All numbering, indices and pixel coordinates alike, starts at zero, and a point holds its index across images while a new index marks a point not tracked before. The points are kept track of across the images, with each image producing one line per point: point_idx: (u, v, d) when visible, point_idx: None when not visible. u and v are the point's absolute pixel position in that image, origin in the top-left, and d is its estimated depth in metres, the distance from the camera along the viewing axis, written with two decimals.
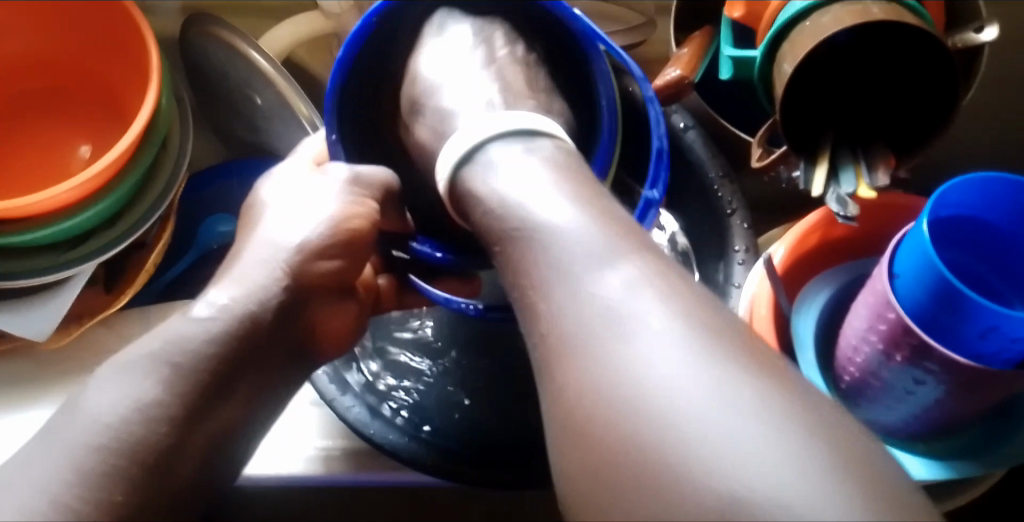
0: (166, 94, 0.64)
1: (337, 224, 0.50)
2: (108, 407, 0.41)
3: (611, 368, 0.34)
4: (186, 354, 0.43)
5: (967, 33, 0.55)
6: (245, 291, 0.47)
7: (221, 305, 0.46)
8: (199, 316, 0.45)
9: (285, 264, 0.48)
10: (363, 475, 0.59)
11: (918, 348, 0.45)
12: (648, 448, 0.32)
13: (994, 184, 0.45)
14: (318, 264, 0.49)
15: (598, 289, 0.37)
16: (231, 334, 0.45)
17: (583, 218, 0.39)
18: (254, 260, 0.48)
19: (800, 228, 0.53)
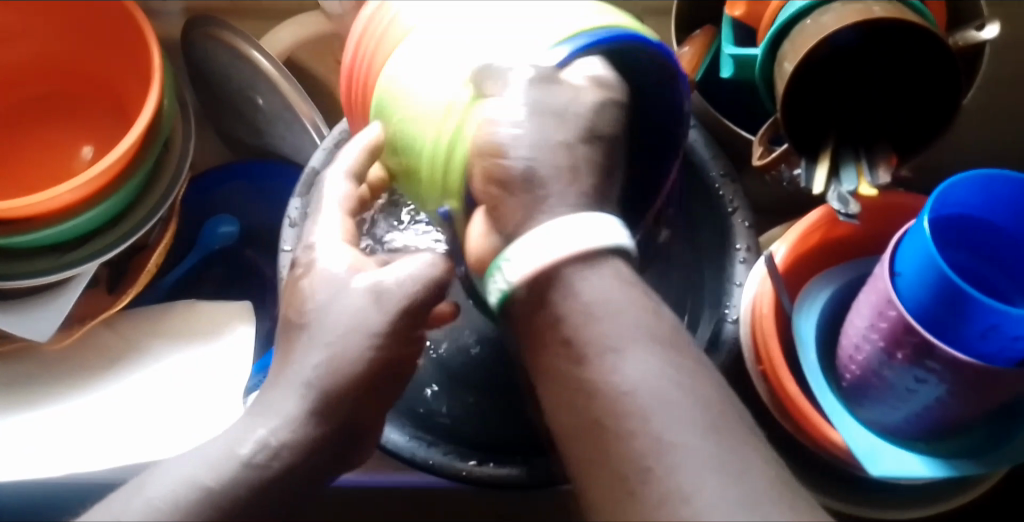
0: (168, 95, 0.64)
1: (405, 328, 0.44)
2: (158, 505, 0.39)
3: (623, 417, 0.36)
4: (233, 472, 0.40)
5: (967, 32, 0.55)
6: (292, 417, 0.41)
7: (264, 443, 0.40)
8: (245, 455, 0.40)
9: (353, 378, 0.41)
10: (366, 476, 0.59)
11: (920, 347, 0.45)
12: (640, 472, 0.35)
13: (996, 183, 0.45)
14: (395, 361, 0.42)
15: (618, 370, 0.36)
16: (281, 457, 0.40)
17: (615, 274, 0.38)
18: (306, 370, 0.41)
19: (801, 226, 0.53)
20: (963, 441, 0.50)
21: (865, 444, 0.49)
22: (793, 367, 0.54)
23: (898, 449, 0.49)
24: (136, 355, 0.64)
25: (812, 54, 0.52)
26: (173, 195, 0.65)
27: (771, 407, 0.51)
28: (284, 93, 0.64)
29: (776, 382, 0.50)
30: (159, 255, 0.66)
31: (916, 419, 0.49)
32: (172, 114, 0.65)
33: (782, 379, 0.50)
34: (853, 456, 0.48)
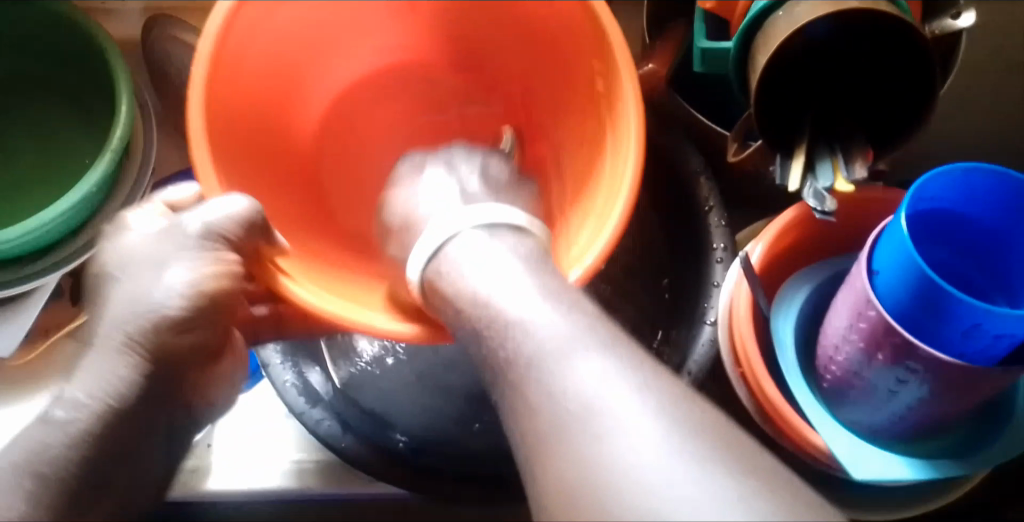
0: (125, 96, 0.61)
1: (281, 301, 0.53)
2: (87, 390, 0.42)
3: (590, 455, 0.32)
4: (84, 425, 0.41)
5: (945, 21, 0.53)
6: (99, 380, 0.42)
7: (76, 400, 0.41)
8: (57, 417, 0.41)
9: (129, 337, 0.42)
10: (339, 488, 0.58)
11: (900, 347, 0.44)
12: (591, 500, 0.31)
13: (976, 176, 0.44)
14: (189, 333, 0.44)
15: (565, 385, 0.34)
16: (97, 426, 0.41)
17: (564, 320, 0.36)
18: (115, 316, 0.42)
19: (777, 225, 0.52)
20: (944, 441, 0.49)
21: (847, 448, 0.47)
22: (771, 368, 0.52)
23: (880, 452, 0.47)
24: None
25: (784, 47, 0.51)
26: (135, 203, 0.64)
27: (752, 410, 0.50)
28: None
29: (755, 386, 0.48)
30: None
31: (900, 421, 0.48)
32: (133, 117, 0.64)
33: (761, 385, 0.48)
34: (835, 459, 0.47)
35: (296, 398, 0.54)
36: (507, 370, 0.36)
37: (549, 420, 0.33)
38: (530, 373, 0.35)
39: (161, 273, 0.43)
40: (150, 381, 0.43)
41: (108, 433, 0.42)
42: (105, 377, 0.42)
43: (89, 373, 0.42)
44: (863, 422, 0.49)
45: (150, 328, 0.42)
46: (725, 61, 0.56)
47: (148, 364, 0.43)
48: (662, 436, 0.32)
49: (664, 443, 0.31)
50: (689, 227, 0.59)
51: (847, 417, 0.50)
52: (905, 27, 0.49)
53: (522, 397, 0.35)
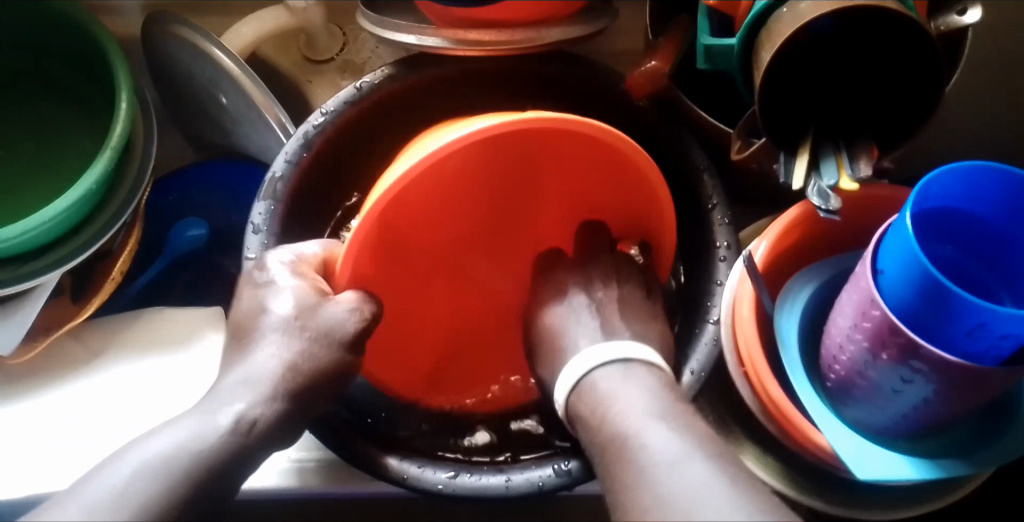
0: (125, 93, 0.61)
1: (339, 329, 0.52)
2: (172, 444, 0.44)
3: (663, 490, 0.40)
4: (213, 439, 0.44)
5: (950, 16, 0.53)
6: (257, 395, 0.47)
7: (243, 414, 0.46)
8: (220, 422, 0.45)
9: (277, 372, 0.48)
10: (340, 487, 0.58)
11: (905, 347, 0.43)
12: None
13: (982, 174, 0.43)
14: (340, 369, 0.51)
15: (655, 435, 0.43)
16: (244, 442, 0.45)
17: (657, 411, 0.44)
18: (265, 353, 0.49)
19: (781, 223, 0.51)
20: (948, 439, 0.49)
21: (851, 447, 0.47)
22: (774, 367, 0.52)
23: (884, 451, 0.47)
24: (97, 362, 0.63)
25: (790, 43, 0.50)
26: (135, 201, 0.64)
27: (755, 409, 0.49)
28: (249, 92, 0.63)
29: (758, 386, 0.48)
30: (123, 261, 0.66)
31: (904, 420, 0.48)
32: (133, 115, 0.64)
33: (764, 384, 0.48)
34: (838, 458, 0.47)
35: None
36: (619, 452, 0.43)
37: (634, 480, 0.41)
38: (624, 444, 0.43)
39: (302, 323, 0.50)
40: (279, 416, 0.47)
41: (243, 446, 0.45)
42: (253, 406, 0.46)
43: (244, 386, 0.47)
44: (867, 421, 0.49)
45: (302, 361, 0.49)
46: (728, 57, 0.55)
47: (286, 403, 0.48)
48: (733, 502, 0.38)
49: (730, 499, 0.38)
50: (692, 224, 0.59)
51: (851, 415, 0.50)
52: (911, 23, 0.48)
53: (594, 415, 0.46)
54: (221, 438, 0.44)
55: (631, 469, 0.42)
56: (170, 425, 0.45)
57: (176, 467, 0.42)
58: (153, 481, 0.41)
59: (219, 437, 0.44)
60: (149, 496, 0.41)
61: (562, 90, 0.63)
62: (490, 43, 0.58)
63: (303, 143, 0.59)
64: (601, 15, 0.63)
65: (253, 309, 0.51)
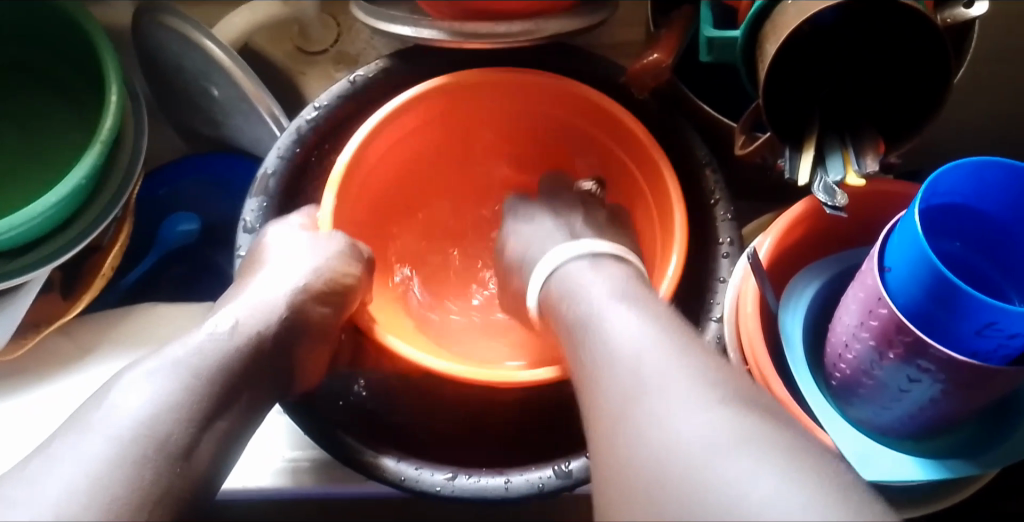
0: (114, 85, 0.60)
1: (323, 274, 0.53)
2: (138, 403, 0.41)
3: (654, 431, 0.36)
4: (212, 346, 0.46)
5: (957, 8, 0.52)
6: (251, 314, 0.50)
7: (234, 326, 0.48)
8: (213, 333, 0.47)
9: (284, 303, 0.52)
10: (334, 488, 0.57)
11: (913, 346, 0.42)
12: (681, 489, 0.33)
13: (990, 169, 0.42)
14: (313, 308, 0.53)
15: (612, 335, 0.42)
16: (241, 350, 0.47)
17: (642, 319, 0.42)
18: (252, 296, 0.51)
19: (786, 218, 0.50)
20: (952, 439, 0.48)
21: (855, 447, 0.46)
22: (778, 365, 0.51)
23: (888, 450, 0.46)
24: (87, 359, 0.62)
25: (793, 35, 0.49)
26: (125, 196, 0.63)
27: None
28: (241, 83, 0.62)
29: (762, 384, 0.47)
30: (113, 257, 0.65)
31: (909, 419, 0.47)
32: (123, 108, 0.62)
33: (768, 381, 0.47)
34: (843, 459, 0.46)
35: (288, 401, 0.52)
36: (603, 368, 0.41)
37: (629, 429, 0.37)
38: (606, 371, 0.41)
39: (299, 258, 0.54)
40: (276, 334, 0.50)
41: (247, 352, 0.47)
42: (239, 333, 0.48)
43: (238, 310, 0.50)
44: (871, 419, 0.48)
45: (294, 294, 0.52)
46: (732, 50, 0.54)
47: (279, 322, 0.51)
48: (742, 432, 0.35)
49: (743, 427, 0.35)
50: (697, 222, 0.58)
51: (854, 414, 0.49)
52: (919, 16, 0.47)
53: (589, 350, 0.43)
54: (219, 346, 0.46)
55: (622, 430, 0.37)
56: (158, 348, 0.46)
57: (193, 370, 0.44)
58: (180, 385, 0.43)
59: (228, 347, 0.46)
60: (172, 400, 0.42)
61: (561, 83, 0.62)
62: (486, 36, 0.57)
63: (297, 138, 0.57)
64: (601, 6, 0.61)
65: (253, 250, 0.54)
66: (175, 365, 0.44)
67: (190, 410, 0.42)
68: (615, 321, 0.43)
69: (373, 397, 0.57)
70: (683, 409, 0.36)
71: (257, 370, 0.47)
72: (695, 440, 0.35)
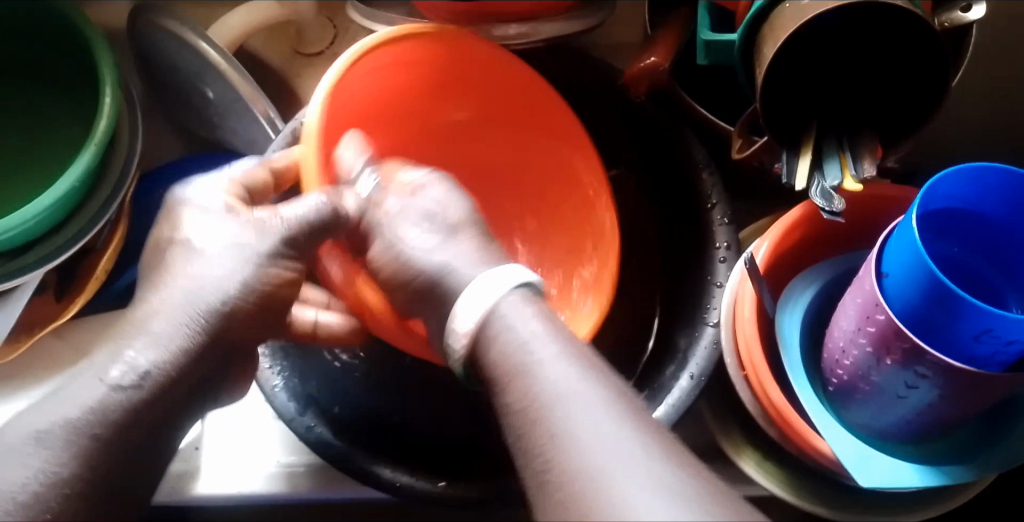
0: (108, 87, 0.59)
1: (261, 287, 0.46)
2: (20, 476, 0.39)
3: (600, 498, 0.33)
4: (102, 400, 0.42)
5: (955, 11, 0.52)
6: (161, 351, 0.44)
7: (142, 371, 0.43)
8: (114, 379, 0.42)
9: (203, 320, 0.45)
10: (330, 493, 0.56)
11: (910, 351, 0.42)
12: None
13: (987, 174, 0.42)
14: (238, 320, 0.46)
15: (550, 380, 0.38)
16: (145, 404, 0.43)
17: (575, 369, 0.38)
18: (173, 306, 0.44)
19: (783, 222, 0.50)
20: (952, 443, 0.48)
21: (853, 452, 0.46)
22: (776, 369, 0.51)
23: (885, 455, 0.46)
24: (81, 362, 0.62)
25: (791, 38, 0.49)
26: (120, 198, 0.62)
27: (756, 413, 0.48)
28: (235, 85, 0.61)
29: (759, 389, 0.47)
30: (107, 259, 0.64)
31: (907, 424, 0.47)
32: (118, 110, 0.62)
33: (765, 386, 0.47)
34: (841, 464, 0.46)
35: (286, 404, 0.51)
36: (530, 410, 0.37)
37: (572, 482, 0.34)
38: (547, 408, 0.37)
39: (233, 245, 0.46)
40: (191, 363, 0.45)
41: (152, 401, 0.43)
42: (144, 381, 0.43)
43: (145, 339, 0.44)
44: (870, 424, 0.48)
45: (223, 308, 0.45)
46: (730, 53, 0.54)
47: (193, 352, 0.44)
48: (689, 506, 0.32)
49: (680, 498, 0.32)
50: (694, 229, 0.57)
51: (853, 418, 0.49)
52: (917, 19, 0.47)
53: (516, 385, 0.39)
54: (115, 399, 0.42)
55: (567, 487, 0.34)
56: (71, 379, 0.43)
57: (86, 431, 0.41)
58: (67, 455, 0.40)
59: (121, 399, 0.42)
60: (64, 469, 0.40)
61: (560, 86, 0.62)
62: (483, 37, 0.57)
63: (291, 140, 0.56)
64: (599, 7, 0.61)
65: (159, 240, 0.47)
66: (76, 429, 0.41)
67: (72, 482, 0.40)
68: (558, 375, 0.38)
69: (369, 400, 0.56)
70: (652, 495, 0.33)
71: (158, 412, 0.44)
72: (565, 399, 0.37)
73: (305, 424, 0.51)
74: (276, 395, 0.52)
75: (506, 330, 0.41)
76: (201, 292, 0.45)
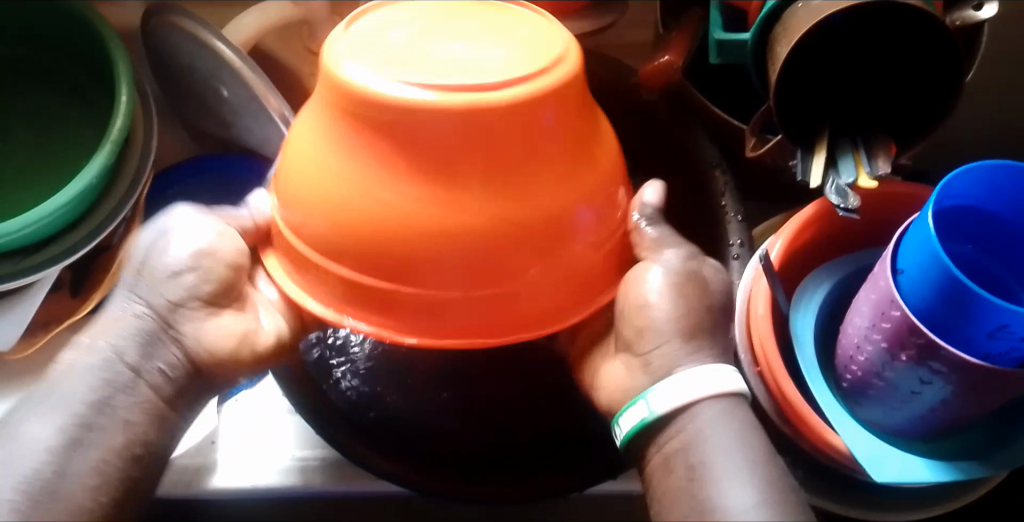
0: (124, 85, 0.60)
1: (203, 260, 0.47)
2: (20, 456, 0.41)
3: None
4: (81, 377, 0.43)
5: (966, 10, 0.52)
6: (119, 337, 0.45)
7: (97, 349, 0.44)
8: (92, 361, 0.44)
9: (154, 306, 0.46)
10: (343, 487, 0.57)
11: (925, 348, 0.43)
12: None
13: (1000, 172, 0.43)
14: (184, 302, 0.46)
15: (725, 498, 0.41)
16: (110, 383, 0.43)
17: (744, 465, 0.42)
18: (141, 290, 0.46)
19: (796, 220, 0.50)
20: (964, 440, 0.48)
21: (866, 449, 0.47)
22: (789, 366, 0.51)
23: (899, 451, 0.47)
24: None
25: (805, 37, 0.50)
26: (136, 195, 0.63)
27: (769, 409, 0.49)
28: (252, 86, 0.62)
29: (773, 385, 0.47)
30: None
31: (920, 420, 0.47)
32: (133, 109, 0.63)
33: (779, 382, 0.47)
34: (855, 460, 0.46)
35: None
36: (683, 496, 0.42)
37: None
38: (700, 489, 0.41)
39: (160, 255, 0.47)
40: (156, 342, 0.46)
41: (142, 393, 0.44)
42: (121, 357, 0.44)
43: (98, 327, 0.45)
44: (883, 421, 0.48)
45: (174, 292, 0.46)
46: (742, 52, 0.54)
47: (151, 332, 0.45)
48: None
49: None
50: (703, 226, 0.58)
51: (866, 415, 0.49)
52: (930, 18, 0.48)
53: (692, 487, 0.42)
54: (101, 380, 0.43)
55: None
56: (49, 369, 0.45)
57: (73, 417, 0.42)
58: (85, 459, 0.41)
59: (96, 379, 0.43)
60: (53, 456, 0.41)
61: None
62: None
63: None
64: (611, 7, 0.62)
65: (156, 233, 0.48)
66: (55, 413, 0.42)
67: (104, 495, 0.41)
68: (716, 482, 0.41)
69: None
70: None
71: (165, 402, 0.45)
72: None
73: (321, 418, 0.51)
74: None
75: (685, 429, 0.43)
76: (153, 281, 0.46)
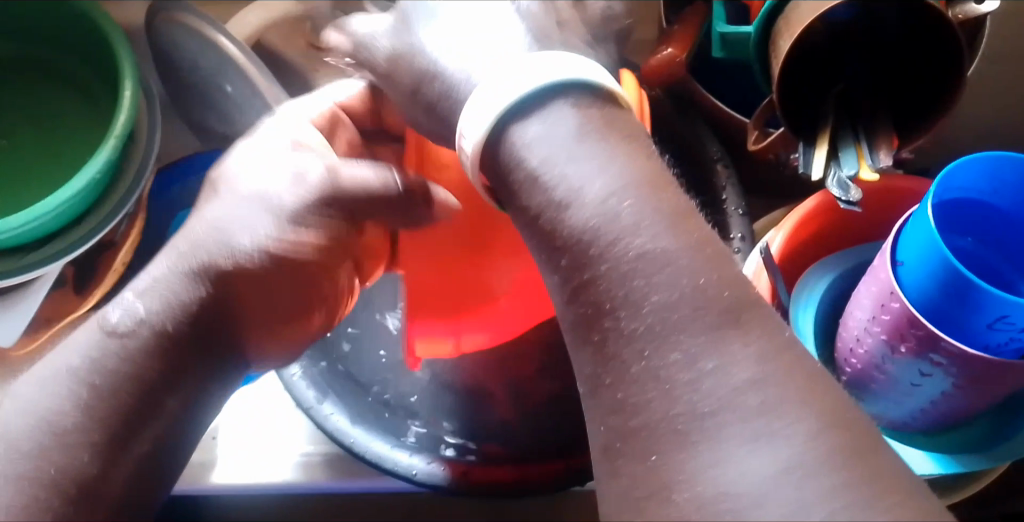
0: (127, 81, 0.60)
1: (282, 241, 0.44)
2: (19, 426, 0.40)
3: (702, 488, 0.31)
4: (96, 347, 0.42)
5: (968, 4, 0.51)
6: (160, 299, 0.43)
7: (135, 313, 0.42)
8: (112, 322, 0.42)
9: (202, 276, 0.43)
10: (349, 482, 0.57)
11: (925, 340, 0.43)
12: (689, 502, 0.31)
13: (1001, 164, 0.43)
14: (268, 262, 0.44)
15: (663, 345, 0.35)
16: (134, 351, 0.41)
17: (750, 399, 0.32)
18: (199, 240, 0.44)
19: (797, 214, 0.51)
20: (967, 432, 0.48)
21: None
22: None
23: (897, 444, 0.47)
24: None
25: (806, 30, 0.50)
26: (139, 190, 0.63)
27: None
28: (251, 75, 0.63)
29: None
30: (126, 252, 0.66)
31: (920, 413, 0.47)
32: (136, 105, 0.63)
33: None
34: None
35: (305, 392, 0.53)
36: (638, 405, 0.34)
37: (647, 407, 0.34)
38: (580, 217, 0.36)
39: (262, 208, 0.45)
40: (211, 304, 0.43)
41: (130, 357, 0.41)
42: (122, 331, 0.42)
43: (148, 288, 0.43)
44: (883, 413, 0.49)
45: (244, 258, 0.43)
46: (744, 46, 0.54)
47: (210, 295, 0.43)
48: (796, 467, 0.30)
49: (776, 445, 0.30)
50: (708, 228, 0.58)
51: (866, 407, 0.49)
52: (931, 10, 0.47)
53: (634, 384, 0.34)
54: (102, 341, 0.42)
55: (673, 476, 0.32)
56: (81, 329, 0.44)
57: (86, 381, 0.41)
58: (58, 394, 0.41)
59: (129, 351, 0.41)
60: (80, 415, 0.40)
61: None
62: None
63: None
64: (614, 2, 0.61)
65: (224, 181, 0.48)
66: (77, 372, 0.41)
67: (87, 429, 0.40)
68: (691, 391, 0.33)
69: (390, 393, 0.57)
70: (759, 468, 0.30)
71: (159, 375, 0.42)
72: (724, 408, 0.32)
73: (322, 413, 0.52)
74: (296, 383, 0.53)
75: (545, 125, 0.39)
76: (212, 243, 0.44)
